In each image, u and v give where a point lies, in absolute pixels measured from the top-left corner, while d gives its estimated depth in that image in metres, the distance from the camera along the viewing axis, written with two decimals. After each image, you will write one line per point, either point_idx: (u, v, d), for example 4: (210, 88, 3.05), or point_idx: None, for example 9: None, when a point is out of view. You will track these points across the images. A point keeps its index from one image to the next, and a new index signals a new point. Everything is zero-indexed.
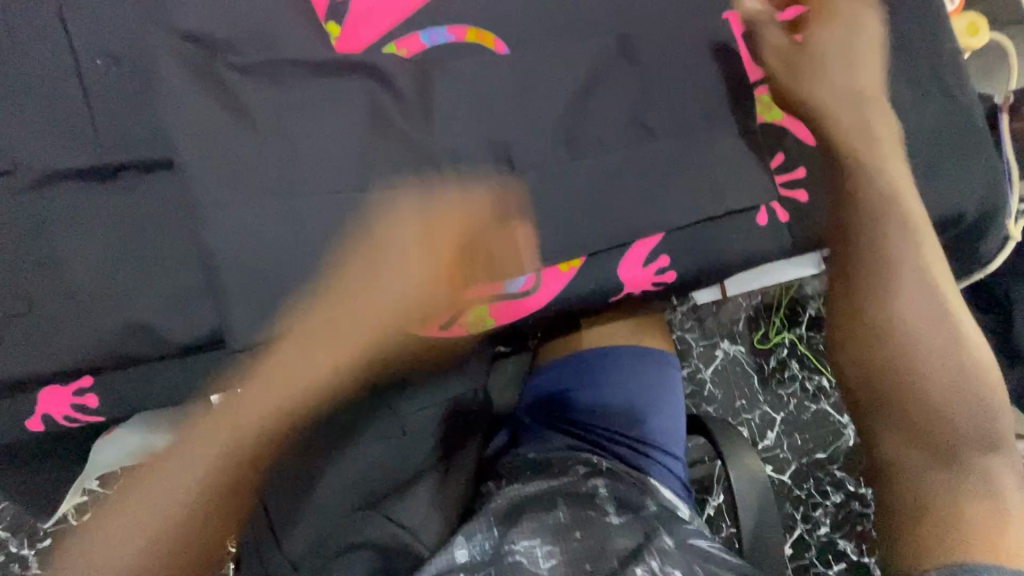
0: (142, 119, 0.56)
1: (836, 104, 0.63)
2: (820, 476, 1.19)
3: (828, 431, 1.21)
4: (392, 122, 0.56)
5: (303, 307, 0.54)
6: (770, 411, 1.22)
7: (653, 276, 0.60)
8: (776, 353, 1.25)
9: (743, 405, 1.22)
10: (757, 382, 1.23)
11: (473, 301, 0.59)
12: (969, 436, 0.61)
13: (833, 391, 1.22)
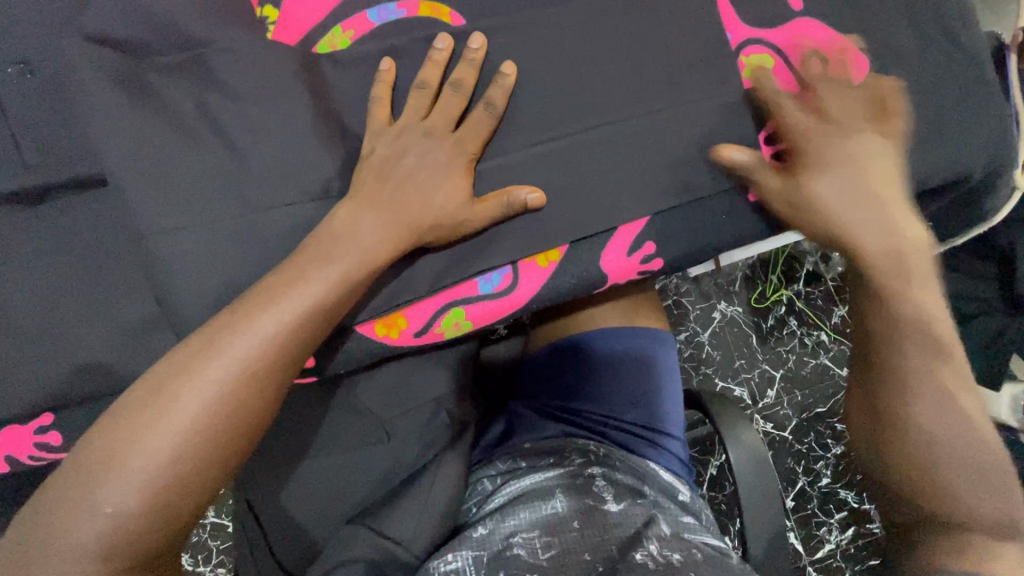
0: (68, 133, 0.51)
1: (846, 206, 0.53)
2: (821, 430, 1.17)
3: (828, 385, 1.19)
4: (343, 118, 0.52)
5: None
6: (769, 368, 1.20)
7: (639, 265, 0.56)
8: (774, 311, 1.22)
9: (742, 364, 1.20)
10: (755, 340, 1.21)
11: (447, 303, 0.54)
12: (982, 515, 0.50)
13: (832, 344, 1.21)
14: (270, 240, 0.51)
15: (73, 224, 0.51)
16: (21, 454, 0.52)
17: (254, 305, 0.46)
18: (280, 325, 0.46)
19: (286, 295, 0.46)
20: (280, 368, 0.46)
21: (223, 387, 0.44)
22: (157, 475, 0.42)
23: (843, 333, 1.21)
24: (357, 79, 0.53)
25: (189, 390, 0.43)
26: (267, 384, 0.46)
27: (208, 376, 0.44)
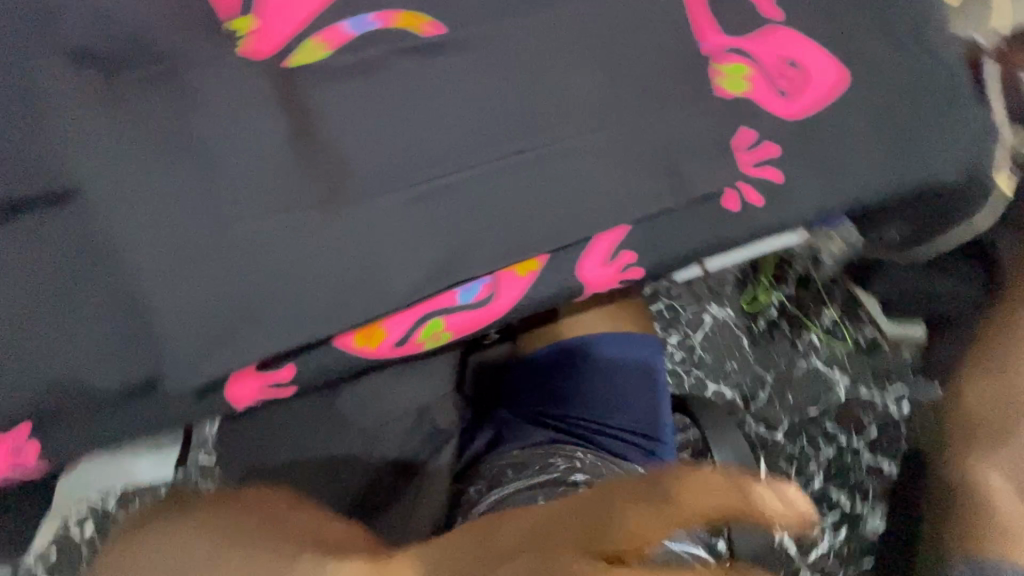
0: (40, 147, 0.50)
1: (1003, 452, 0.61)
2: (812, 430, 1.17)
3: (820, 386, 1.20)
4: (319, 130, 0.52)
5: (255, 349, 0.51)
6: (761, 370, 1.21)
7: (618, 274, 0.56)
8: (765, 314, 1.23)
9: (734, 367, 1.21)
10: (747, 342, 1.22)
11: (427, 313, 0.54)
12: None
13: (823, 345, 1.21)
14: (245, 252, 0.50)
15: (46, 239, 0.50)
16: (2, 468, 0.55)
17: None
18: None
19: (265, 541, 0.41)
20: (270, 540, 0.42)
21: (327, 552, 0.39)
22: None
23: (834, 335, 1.21)
24: (333, 90, 0.52)
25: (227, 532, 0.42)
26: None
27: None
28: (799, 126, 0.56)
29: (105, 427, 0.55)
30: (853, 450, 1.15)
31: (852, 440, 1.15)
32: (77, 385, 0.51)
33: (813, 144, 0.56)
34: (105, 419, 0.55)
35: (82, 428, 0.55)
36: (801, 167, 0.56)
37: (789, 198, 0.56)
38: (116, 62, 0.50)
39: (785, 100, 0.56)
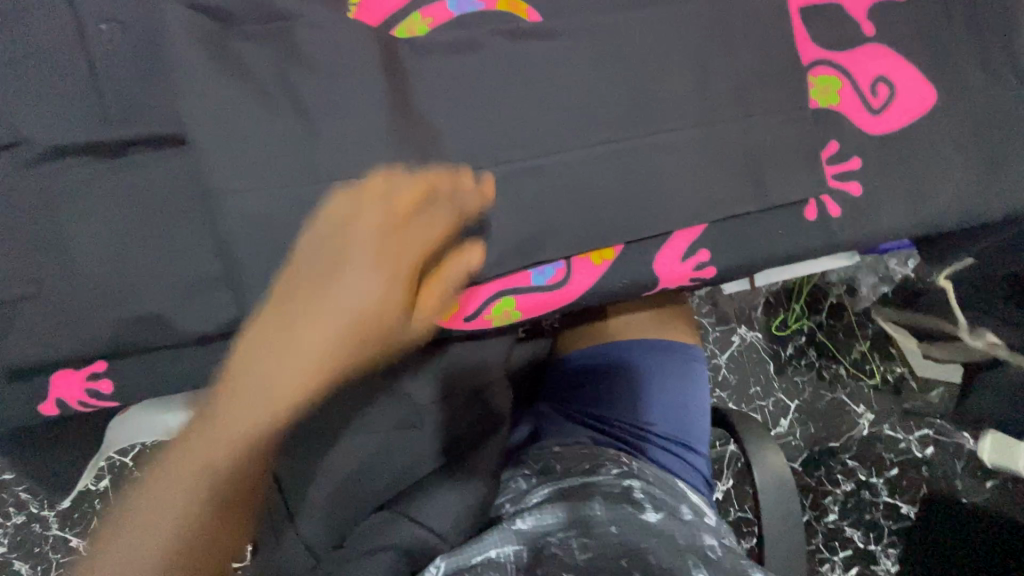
0: (150, 91, 0.52)
1: None
2: (832, 464, 1.12)
3: (843, 421, 1.14)
4: (417, 101, 0.53)
5: None
6: (785, 398, 1.15)
7: (692, 271, 0.56)
8: (794, 340, 1.17)
9: (757, 392, 1.15)
10: (773, 368, 1.16)
11: (499, 291, 0.55)
12: None
13: (851, 379, 1.15)
14: None
15: (145, 178, 0.52)
16: (72, 399, 0.54)
17: (354, 276, 0.45)
18: (332, 342, 0.45)
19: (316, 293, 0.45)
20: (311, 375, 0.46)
21: (290, 359, 0.45)
22: (239, 453, 0.45)
23: (863, 370, 1.15)
24: (435, 66, 0.54)
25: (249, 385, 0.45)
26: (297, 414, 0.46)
27: (329, 301, 0.45)
28: (887, 146, 0.56)
29: (165, 372, 0.55)
30: (871, 489, 1.11)
31: (871, 479, 1.11)
32: (159, 323, 0.52)
33: (899, 163, 0.56)
34: (170, 361, 0.55)
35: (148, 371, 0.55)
36: (886, 184, 0.56)
37: (870, 213, 0.56)
38: (234, 18, 0.52)
39: (873, 118, 0.56)
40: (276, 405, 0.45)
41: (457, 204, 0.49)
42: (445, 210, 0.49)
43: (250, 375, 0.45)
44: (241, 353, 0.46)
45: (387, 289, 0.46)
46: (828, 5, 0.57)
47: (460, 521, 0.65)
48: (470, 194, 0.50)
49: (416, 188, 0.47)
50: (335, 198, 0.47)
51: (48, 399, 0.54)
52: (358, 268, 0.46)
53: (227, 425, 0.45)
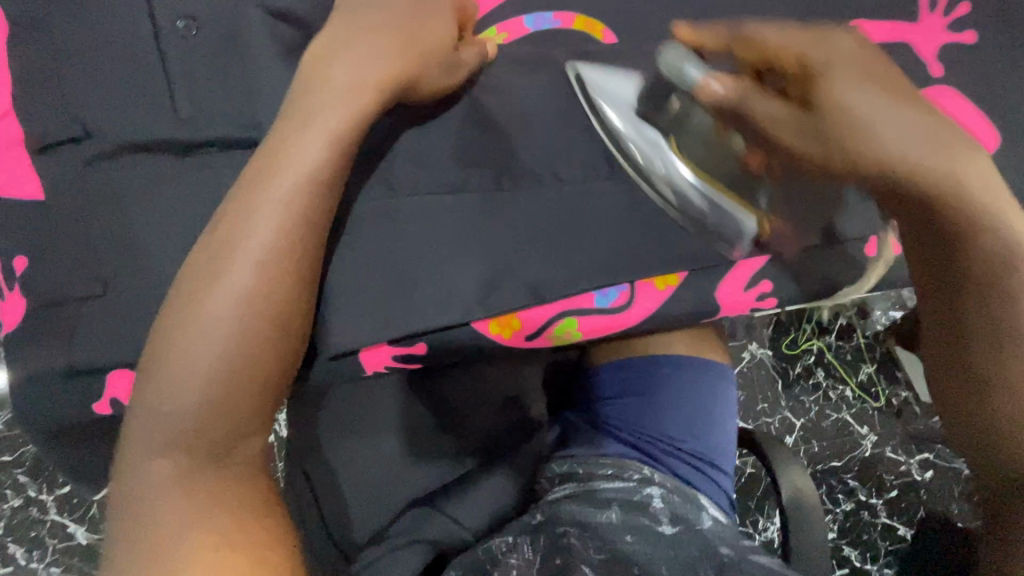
0: (222, 91, 0.51)
1: None
2: (834, 483, 1.12)
3: (846, 441, 1.15)
4: (492, 117, 0.53)
5: (398, 319, 0.52)
6: (790, 416, 1.16)
7: (754, 301, 0.56)
8: (802, 360, 1.17)
9: (765, 409, 1.15)
10: (780, 386, 1.16)
11: (562, 313, 0.54)
12: None
13: (856, 401, 1.16)
14: (408, 225, 0.52)
15: (212, 179, 0.51)
16: (126, 400, 0.52)
17: (327, 170, 0.46)
18: (321, 166, 0.45)
19: (284, 182, 0.45)
20: (286, 259, 0.45)
21: (267, 265, 0.45)
22: (221, 371, 0.44)
23: (868, 393, 1.16)
24: (511, 81, 0.54)
25: (228, 254, 0.45)
26: (285, 315, 0.46)
27: (287, 167, 0.45)
28: None
29: None
30: (870, 509, 1.11)
31: (871, 499, 1.11)
32: None
33: None
34: None
35: None
36: None
37: None
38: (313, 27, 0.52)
39: None
40: (262, 256, 0.45)
41: (447, 65, 0.50)
42: (419, 60, 0.48)
43: (222, 289, 0.44)
44: (222, 241, 0.45)
45: (348, 135, 0.46)
46: (901, 42, 0.57)
47: (487, 512, 0.70)
48: (442, 29, 0.49)
49: (385, 94, 0.47)
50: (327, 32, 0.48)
51: (104, 398, 0.52)
52: (325, 134, 0.45)
53: (200, 339, 0.44)
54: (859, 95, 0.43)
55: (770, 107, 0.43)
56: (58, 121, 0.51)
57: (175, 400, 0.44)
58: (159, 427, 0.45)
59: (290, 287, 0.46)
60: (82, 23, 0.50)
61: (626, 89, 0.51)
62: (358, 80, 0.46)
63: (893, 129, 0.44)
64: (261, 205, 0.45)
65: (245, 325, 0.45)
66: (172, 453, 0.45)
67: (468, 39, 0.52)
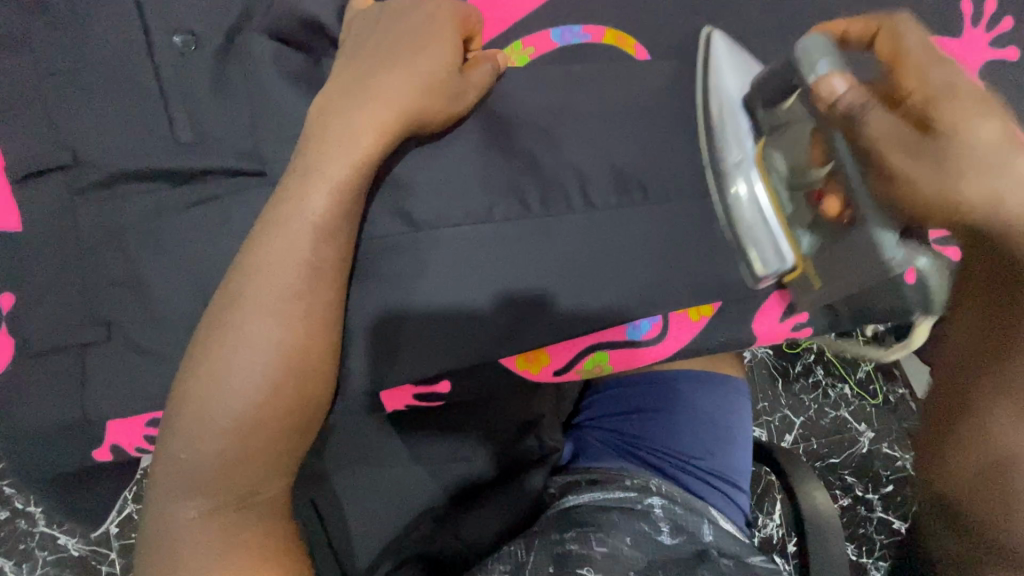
0: (225, 115, 0.47)
1: None
2: (831, 479, 1.07)
3: (844, 438, 1.09)
4: (517, 140, 0.50)
5: (418, 356, 0.49)
6: (791, 415, 1.09)
7: (788, 331, 0.55)
8: (803, 358, 1.11)
9: (764, 407, 1.09)
10: (781, 385, 1.10)
11: (593, 349, 0.52)
12: None
13: (855, 399, 1.10)
14: (428, 257, 0.48)
15: (215, 210, 0.47)
16: (129, 446, 0.48)
17: (334, 218, 0.43)
18: (329, 214, 0.43)
19: (309, 203, 0.43)
20: (315, 289, 0.43)
21: (282, 314, 0.42)
22: (253, 411, 0.42)
23: (866, 389, 1.11)
24: (538, 103, 0.50)
25: (254, 285, 0.42)
26: (315, 350, 0.43)
27: (294, 216, 0.43)
28: None
29: None
30: (867, 505, 1.05)
31: (869, 495, 1.05)
32: None
33: None
34: None
35: None
36: None
37: None
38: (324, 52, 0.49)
39: None
40: (275, 307, 0.42)
41: (453, 92, 0.46)
42: (427, 96, 0.45)
43: (239, 342, 0.42)
44: (231, 295, 0.43)
45: (354, 181, 0.43)
46: None
47: (493, 526, 0.67)
48: (444, 55, 0.45)
49: (392, 135, 0.44)
50: (346, 54, 0.47)
51: (103, 444, 0.48)
52: (327, 185, 0.43)
53: (221, 389, 0.41)
54: (1002, 178, 0.36)
55: (919, 160, 0.37)
56: (44, 149, 0.46)
57: (202, 445, 0.41)
58: (185, 475, 0.42)
59: (320, 317, 0.43)
60: (74, 43, 0.47)
61: (732, 82, 0.50)
62: (380, 99, 0.44)
63: (1008, 174, 0.36)
64: (285, 229, 0.43)
65: (274, 363, 0.42)
66: (198, 499, 0.42)
67: (478, 56, 0.48)
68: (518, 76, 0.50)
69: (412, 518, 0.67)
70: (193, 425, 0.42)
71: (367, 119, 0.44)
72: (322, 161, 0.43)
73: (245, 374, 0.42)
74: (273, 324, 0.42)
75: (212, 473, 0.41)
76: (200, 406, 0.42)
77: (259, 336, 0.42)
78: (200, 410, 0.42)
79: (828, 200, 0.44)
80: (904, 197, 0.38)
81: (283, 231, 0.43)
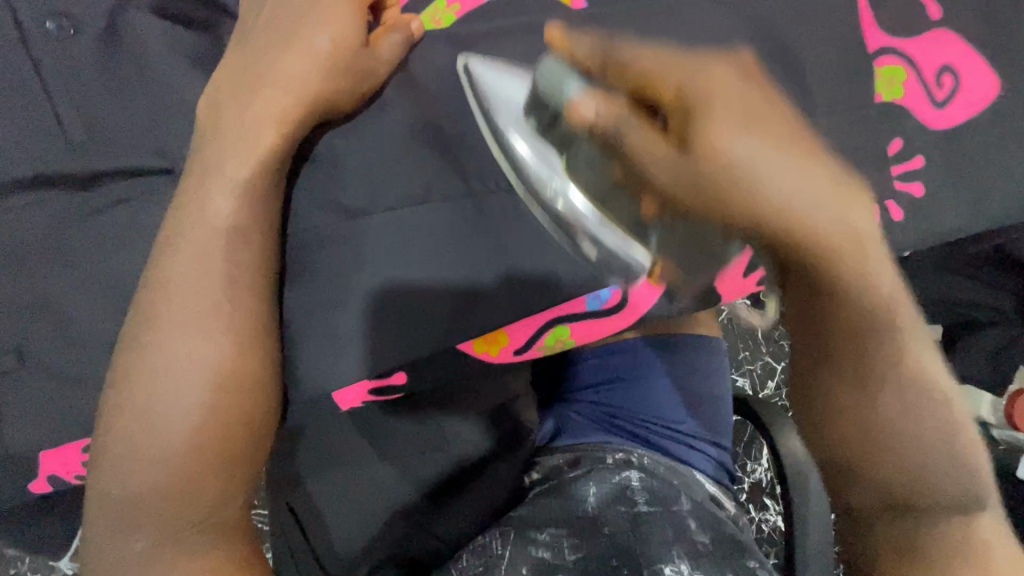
0: (122, 111, 0.42)
1: None
2: None
3: None
4: (448, 108, 0.45)
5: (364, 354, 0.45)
6: (772, 361, 1.10)
7: (755, 285, 0.52)
8: None
9: (746, 356, 1.10)
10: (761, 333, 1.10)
11: (552, 323, 0.49)
12: None
13: None
14: (364, 245, 0.45)
15: (129, 216, 0.43)
16: (68, 474, 0.45)
17: (248, 221, 0.40)
18: (240, 216, 0.40)
19: (216, 206, 0.40)
20: (233, 300, 0.40)
21: (206, 330, 0.40)
22: (188, 438, 0.39)
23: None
24: (470, 67, 0.46)
25: (165, 304, 0.40)
26: (244, 366, 0.40)
27: (201, 222, 0.40)
28: (948, 140, 0.53)
29: None
30: None
31: None
32: None
33: (958, 157, 0.54)
34: None
35: None
36: (944, 182, 0.54)
37: (930, 214, 0.54)
38: (227, 30, 0.44)
39: (937, 111, 0.53)
40: (196, 326, 0.40)
41: (362, 64, 0.42)
42: (332, 74, 0.41)
43: (162, 365, 0.39)
44: (148, 316, 0.40)
45: (258, 179, 0.40)
46: None
47: (472, 519, 0.66)
48: (346, 27, 0.41)
49: (295, 119, 0.40)
50: (241, 32, 0.42)
51: (41, 476, 0.45)
52: (230, 184, 0.40)
53: (150, 417, 0.39)
54: (738, 142, 0.31)
55: (666, 166, 0.31)
56: None
57: (129, 482, 0.39)
58: (119, 515, 0.39)
59: (247, 329, 0.40)
60: None
61: (516, 90, 0.41)
62: (280, 91, 0.40)
63: (782, 176, 0.32)
64: (188, 238, 0.40)
65: (199, 386, 0.39)
66: (145, 534, 0.39)
67: (390, 23, 0.44)
68: (441, 38, 0.46)
69: (391, 513, 0.65)
70: (119, 459, 0.39)
71: (265, 105, 0.40)
72: (223, 164, 0.40)
73: (167, 399, 0.39)
74: (191, 344, 0.39)
75: (148, 507, 0.39)
76: (122, 438, 0.39)
77: (179, 357, 0.39)
78: (124, 443, 0.39)
79: (644, 202, 0.35)
80: (659, 190, 0.32)
81: (187, 241, 0.40)
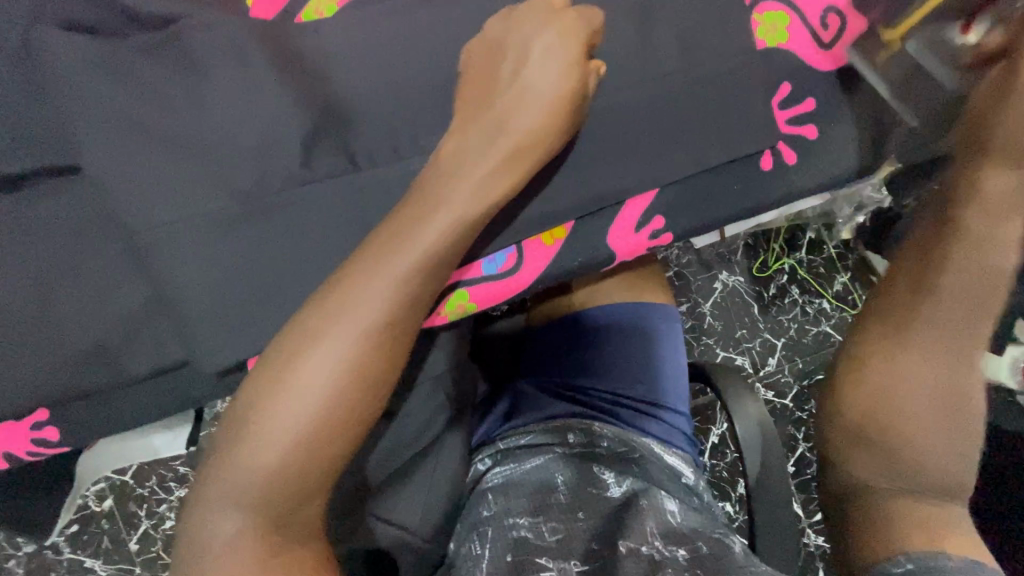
0: (40, 117, 0.48)
1: None
2: None
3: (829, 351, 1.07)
4: (329, 91, 0.49)
5: (397, 251, 0.42)
6: (771, 338, 1.08)
7: (648, 240, 0.55)
8: (776, 280, 1.10)
9: (743, 334, 1.08)
10: (757, 310, 1.09)
11: (447, 289, 0.52)
12: None
13: (834, 312, 1.08)
14: (260, 224, 0.49)
15: (47, 210, 0.48)
16: (19, 451, 0.53)
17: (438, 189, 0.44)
18: (405, 302, 0.42)
19: (519, 107, 0.45)
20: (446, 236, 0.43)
21: (395, 266, 0.42)
22: (332, 402, 0.40)
23: (845, 301, 1.09)
24: (344, 48, 0.49)
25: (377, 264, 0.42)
26: (398, 339, 0.42)
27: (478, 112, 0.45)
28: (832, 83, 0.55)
29: (110, 411, 0.53)
30: None
31: None
32: (95, 364, 0.50)
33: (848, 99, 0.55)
34: (115, 402, 0.52)
35: (98, 410, 0.52)
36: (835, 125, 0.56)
37: (820, 161, 0.56)
38: (116, 32, 0.48)
39: (824, 54, 0.55)
40: (384, 319, 0.41)
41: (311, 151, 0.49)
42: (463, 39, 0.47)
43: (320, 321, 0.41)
44: (316, 335, 0.41)
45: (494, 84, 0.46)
46: None
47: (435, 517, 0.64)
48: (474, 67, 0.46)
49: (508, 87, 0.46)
50: (227, 72, 0.48)
51: None
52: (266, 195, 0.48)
53: (318, 375, 0.40)
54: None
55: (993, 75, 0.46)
56: None
57: (289, 433, 0.40)
58: (235, 476, 0.40)
59: (415, 277, 0.42)
60: None
61: None
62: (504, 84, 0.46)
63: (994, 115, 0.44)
64: (496, 125, 0.45)
65: (399, 325, 0.42)
66: (239, 513, 0.40)
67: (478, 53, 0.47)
68: (318, 27, 0.50)
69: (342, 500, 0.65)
70: (280, 406, 0.40)
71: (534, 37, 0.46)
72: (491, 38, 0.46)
73: (353, 340, 0.41)
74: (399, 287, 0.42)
75: (279, 457, 0.39)
76: (285, 380, 0.40)
77: (379, 292, 0.41)
78: (290, 385, 0.40)
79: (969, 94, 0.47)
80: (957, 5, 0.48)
81: (478, 132, 0.45)
